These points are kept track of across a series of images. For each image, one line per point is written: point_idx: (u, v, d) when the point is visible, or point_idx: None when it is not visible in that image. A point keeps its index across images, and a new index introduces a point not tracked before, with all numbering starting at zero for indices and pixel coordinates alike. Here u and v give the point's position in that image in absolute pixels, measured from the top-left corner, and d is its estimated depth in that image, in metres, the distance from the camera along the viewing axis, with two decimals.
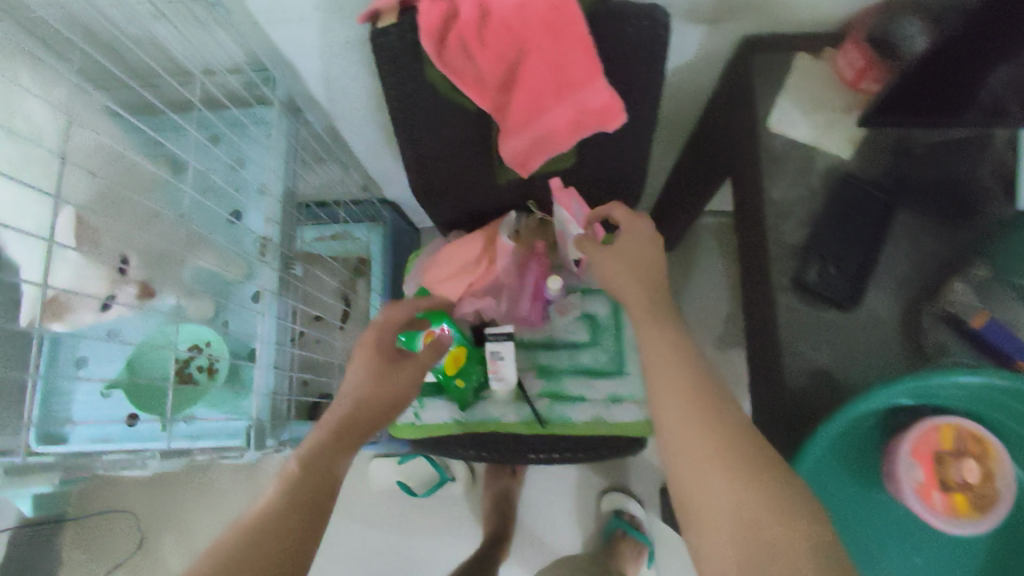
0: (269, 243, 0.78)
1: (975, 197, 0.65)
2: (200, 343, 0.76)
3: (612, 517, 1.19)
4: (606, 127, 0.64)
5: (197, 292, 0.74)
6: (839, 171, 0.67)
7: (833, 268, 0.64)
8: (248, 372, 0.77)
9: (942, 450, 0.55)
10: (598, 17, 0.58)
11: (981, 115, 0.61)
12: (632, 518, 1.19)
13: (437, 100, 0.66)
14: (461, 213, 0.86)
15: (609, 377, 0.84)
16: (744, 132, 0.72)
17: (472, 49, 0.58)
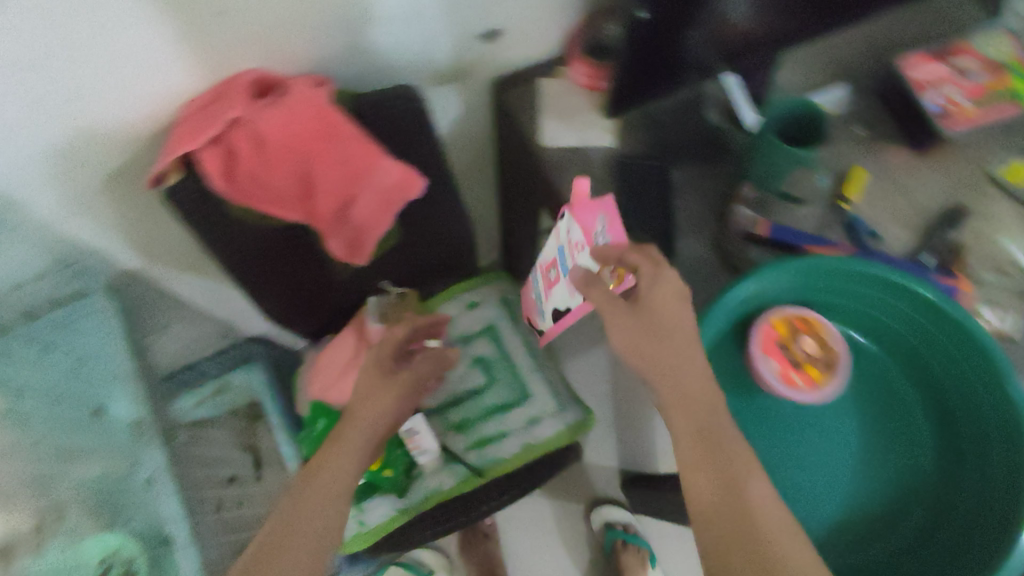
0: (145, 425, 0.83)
1: (720, 137, 0.79)
2: (109, 553, 0.81)
3: (606, 531, 1.22)
4: (410, 196, 0.70)
5: (88, 498, 0.82)
6: (613, 156, 0.78)
7: (641, 235, 0.74)
8: (167, 560, 0.82)
9: (780, 338, 0.67)
10: (360, 111, 0.67)
11: (696, 72, 0.74)
12: (624, 527, 1.23)
13: (250, 230, 0.70)
14: (324, 319, 0.89)
15: (519, 407, 0.88)
16: (525, 154, 0.83)
17: (261, 175, 0.63)
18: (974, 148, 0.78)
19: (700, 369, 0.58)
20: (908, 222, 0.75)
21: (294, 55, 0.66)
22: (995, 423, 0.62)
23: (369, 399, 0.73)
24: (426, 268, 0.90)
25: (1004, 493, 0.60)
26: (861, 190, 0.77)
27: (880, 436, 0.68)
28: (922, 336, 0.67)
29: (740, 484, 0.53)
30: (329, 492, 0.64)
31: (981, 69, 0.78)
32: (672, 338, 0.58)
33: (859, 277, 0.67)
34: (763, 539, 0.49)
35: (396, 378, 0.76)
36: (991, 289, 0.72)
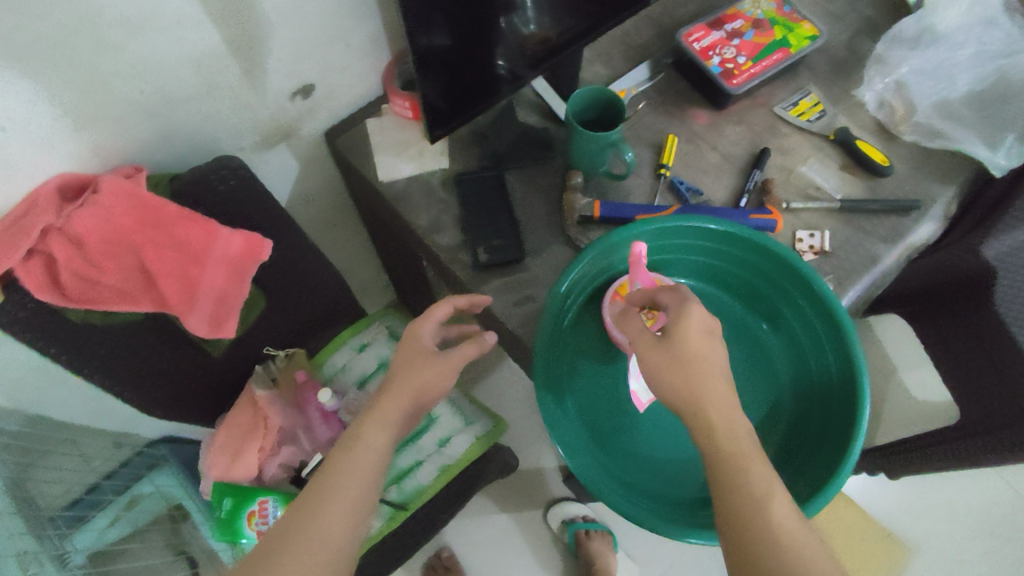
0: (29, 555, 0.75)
1: (543, 136, 0.85)
2: None
3: (567, 527, 1.26)
4: (262, 259, 0.72)
5: None
6: (452, 176, 0.83)
7: (493, 242, 0.79)
8: None
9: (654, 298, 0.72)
10: (184, 191, 0.67)
11: (509, 84, 0.80)
12: (584, 518, 1.27)
13: (100, 333, 0.69)
14: (215, 401, 0.88)
15: (428, 431, 0.89)
16: (372, 192, 0.85)
17: (93, 275, 0.63)
18: (760, 98, 0.88)
19: (716, 369, 0.55)
20: (722, 174, 0.84)
21: (102, 151, 0.66)
22: (825, 331, 0.70)
23: (399, 374, 0.62)
24: (307, 324, 0.90)
25: (842, 392, 0.69)
26: (676, 155, 0.84)
27: (739, 366, 0.75)
28: (754, 269, 0.75)
29: (751, 466, 0.52)
30: (336, 535, 0.55)
31: (750, 29, 0.87)
32: (685, 357, 0.55)
33: (684, 229, 0.74)
34: (772, 521, 0.51)
35: (428, 364, 0.63)
36: (802, 214, 0.80)
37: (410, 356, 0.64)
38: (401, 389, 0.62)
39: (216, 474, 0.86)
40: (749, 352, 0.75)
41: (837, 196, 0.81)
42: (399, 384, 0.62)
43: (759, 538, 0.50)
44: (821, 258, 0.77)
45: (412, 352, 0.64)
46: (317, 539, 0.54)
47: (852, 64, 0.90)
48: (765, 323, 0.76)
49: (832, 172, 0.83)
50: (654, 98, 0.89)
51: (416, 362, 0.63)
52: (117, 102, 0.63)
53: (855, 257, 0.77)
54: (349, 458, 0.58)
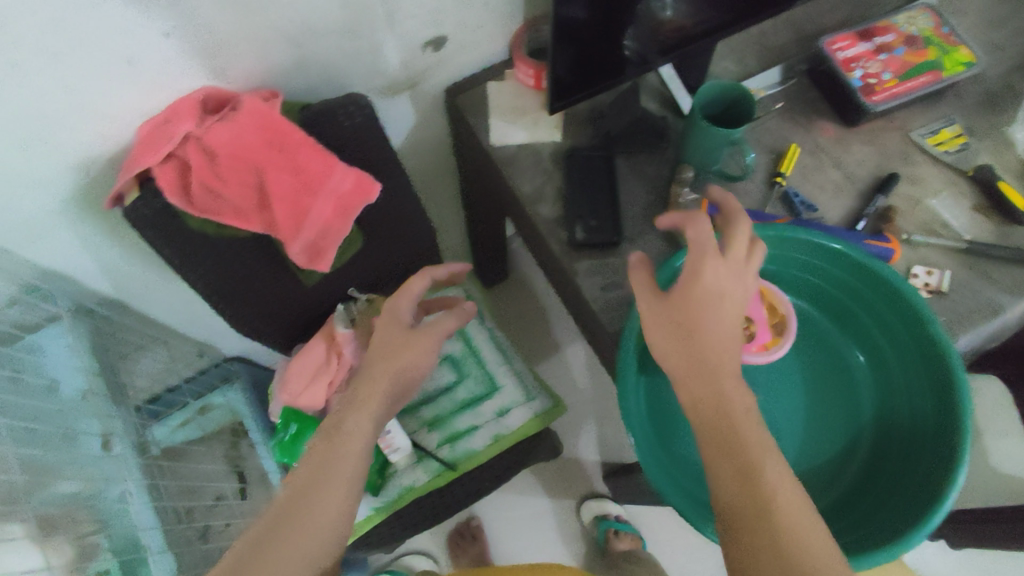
0: (114, 437, 0.82)
1: (660, 125, 0.83)
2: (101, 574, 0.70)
3: (598, 523, 1.25)
4: (368, 201, 0.74)
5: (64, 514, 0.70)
6: (562, 150, 0.82)
7: (591, 221, 0.78)
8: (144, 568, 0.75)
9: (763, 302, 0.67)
10: (312, 120, 0.70)
11: (636, 67, 0.78)
12: (616, 517, 1.26)
13: (211, 244, 0.72)
14: (294, 329, 0.91)
15: (488, 399, 0.89)
16: (480, 153, 0.86)
17: (216, 187, 0.66)
18: (897, 120, 0.83)
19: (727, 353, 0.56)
20: (841, 192, 0.80)
21: (244, 72, 0.69)
22: (924, 371, 0.66)
23: (387, 356, 0.69)
24: (393, 272, 0.93)
25: (937, 435, 0.64)
26: (795, 165, 0.81)
27: (823, 391, 0.71)
28: (859, 295, 0.71)
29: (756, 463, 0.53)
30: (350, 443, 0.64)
31: (902, 45, 0.82)
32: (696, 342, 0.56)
33: (794, 240, 0.70)
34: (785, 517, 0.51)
35: (414, 344, 0.71)
36: (921, 249, 0.76)
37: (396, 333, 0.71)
38: (383, 374, 0.68)
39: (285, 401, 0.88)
40: (839, 379, 0.71)
41: (964, 236, 0.76)
42: (382, 369, 0.69)
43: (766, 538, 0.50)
44: (935, 297, 0.72)
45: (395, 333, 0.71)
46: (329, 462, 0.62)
47: (1007, 100, 0.84)
48: (861, 354, 0.72)
49: (964, 211, 0.78)
50: (783, 103, 0.85)
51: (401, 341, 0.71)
52: (267, 27, 0.65)
53: (973, 303, 0.72)
54: (346, 424, 0.65)
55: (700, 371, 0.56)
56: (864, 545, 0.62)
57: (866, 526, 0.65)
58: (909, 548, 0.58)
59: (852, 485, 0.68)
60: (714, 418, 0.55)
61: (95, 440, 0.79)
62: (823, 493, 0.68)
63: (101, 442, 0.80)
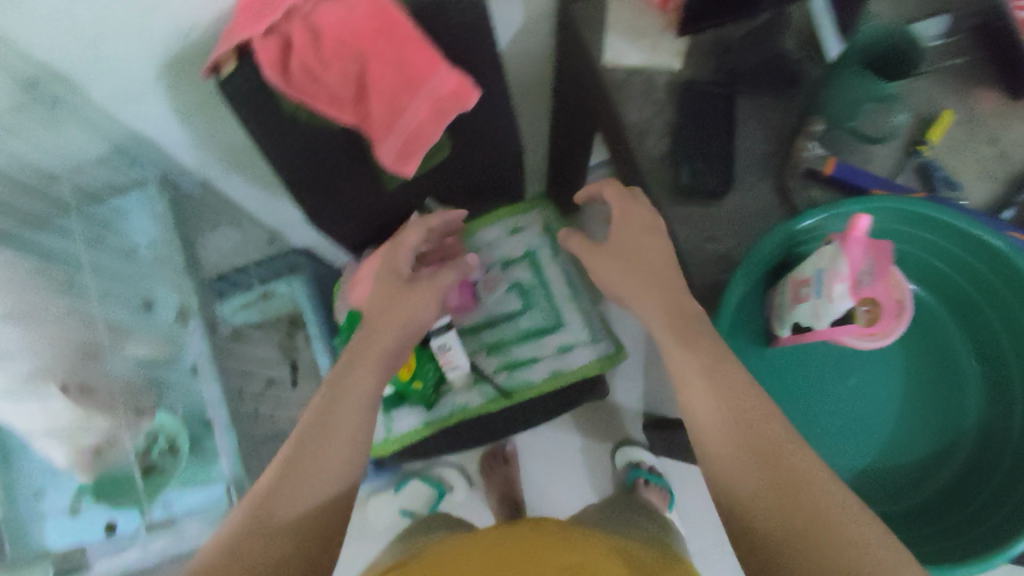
0: (189, 311, 0.82)
1: (795, 69, 0.73)
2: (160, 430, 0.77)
3: (629, 469, 1.24)
4: (465, 108, 0.68)
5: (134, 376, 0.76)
6: (680, 80, 0.74)
7: (701, 164, 0.70)
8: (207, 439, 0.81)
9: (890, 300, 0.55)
10: (421, 10, 0.64)
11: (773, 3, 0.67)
12: (649, 468, 1.24)
13: (300, 130, 0.69)
14: (366, 230, 0.89)
15: (552, 333, 0.87)
16: (588, 73, 0.79)
17: (315, 70, 0.62)
18: None
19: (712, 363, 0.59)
20: (991, 174, 0.70)
21: None
22: None
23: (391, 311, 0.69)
24: (472, 188, 0.88)
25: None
26: (944, 134, 0.71)
27: (925, 387, 0.65)
28: (990, 289, 0.64)
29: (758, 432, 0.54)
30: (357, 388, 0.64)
31: None
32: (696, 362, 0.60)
33: (932, 219, 0.62)
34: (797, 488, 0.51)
35: (412, 292, 0.71)
36: None
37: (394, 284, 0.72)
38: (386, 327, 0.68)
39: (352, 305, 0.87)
40: (945, 377, 0.65)
41: None
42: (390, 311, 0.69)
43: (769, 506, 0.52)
44: None
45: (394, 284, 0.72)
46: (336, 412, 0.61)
47: None
48: (975, 353, 0.65)
49: None
50: (945, 62, 0.74)
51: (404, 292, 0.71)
52: None
53: None
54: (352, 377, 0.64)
55: (705, 380, 0.58)
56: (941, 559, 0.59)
57: (947, 539, 0.61)
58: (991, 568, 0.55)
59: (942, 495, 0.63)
60: (726, 399, 0.56)
61: (169, 311, 0.82)
62: (902, 496, 0.64)
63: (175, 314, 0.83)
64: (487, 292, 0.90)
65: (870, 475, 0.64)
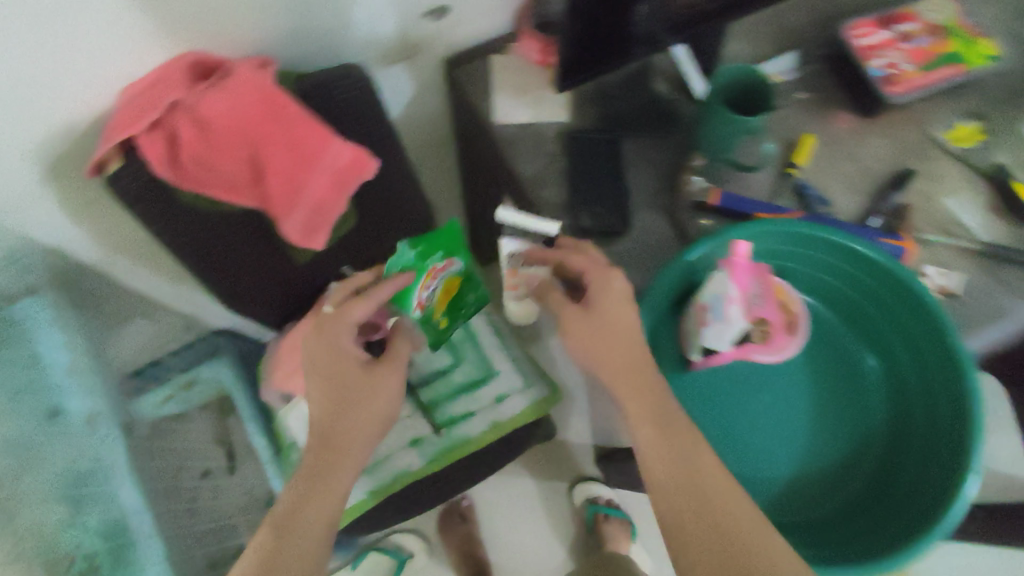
0: (99, 418, 0.85)
1: (667, 108, 0.81)
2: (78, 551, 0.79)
3: (588, 506, 1.25)
4: (364, 176, 0.70)
5: (54, 494, 0.78)
6: (566, 132, 0.79)
7: (597, 208, 0.76)
8: (129, 550, 0.86)
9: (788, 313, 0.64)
10: (310, 90, 0.66)
11: (643, 44, 0.75)
12: (606, 501, 1.26)
13: (200, 218, 0.70)
14: (286, 305, 0.89)
15: (485, 384, 0.88)
16: (479, 132, 0.83)
17: (208, 160, 0.62)
18: (914, 113, 0.80)
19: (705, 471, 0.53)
20: (856, 187, 0.77)
21: (236, 39, 0.65)
22: (943, 389, 0.64)
23: (342, 412, 0.64)
24: (388, 252, 0.90)
25: (940, 478, 0.62)
26: (809, 157, 0.78)
27: (829, 391, 0.69)
28: (889, 307, 0.68)
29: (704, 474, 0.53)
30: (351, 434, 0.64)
31: (924, 35, 0.79)
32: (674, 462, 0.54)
33: (823, 239, 0.68)
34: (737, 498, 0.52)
35: (376, 377, 0.67)
36: (936, 250, 0.74)
37: (356, 369, 0.66)
38: (360, 419, 0.65)
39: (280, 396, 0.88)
40: (851, 380, 0.69)
41: (978, 237, 0.74)
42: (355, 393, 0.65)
43: (800, 559, 0.49)
44: (948, 300, 0.71)
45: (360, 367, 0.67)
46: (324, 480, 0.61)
47: None
48: (872, 358, 0.70)
49: (980, 211, 0.76)
50: (795, 92, 0.82)
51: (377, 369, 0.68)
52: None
53: (987, 308, 0.71)
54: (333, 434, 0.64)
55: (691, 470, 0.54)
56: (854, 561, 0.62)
57: (845, 545, 0.65)
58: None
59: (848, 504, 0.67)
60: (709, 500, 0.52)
61: (85, 418, 0.83)
62: (814, 506, 0.66)
63: (88, 421, 0.84)
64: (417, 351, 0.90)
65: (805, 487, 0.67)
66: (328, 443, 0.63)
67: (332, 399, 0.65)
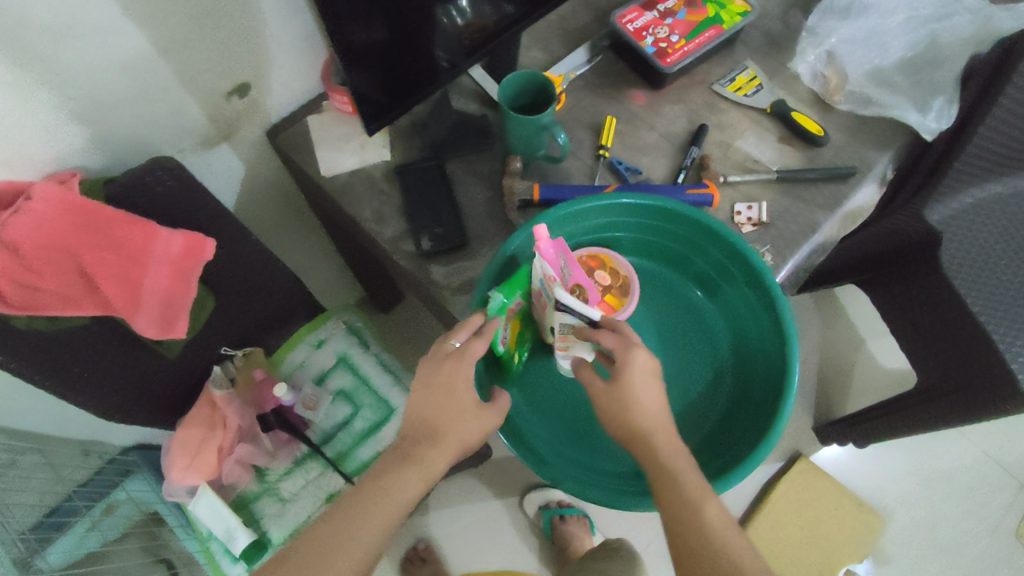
0: None
1: (481, 123, 0.87)
2: None
3: (543, 511, 1.27)
4: (204, 258, 0.74)
5: None
6: (393, 168, 0.84)
7: (436, 230, 0.80)
8: None
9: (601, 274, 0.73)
10: (122, 192, 0.68)
11: (449, 73, 0.81)
12: (559, 502, 1.28)
13: (49, 337, 0.69)
14: (174, 403, 0.89)
15: (386, 422, 0.93)
16: (316, 188, 0.86)
17: (31, 281, 0.63)
18: (695, 75, 0.90)
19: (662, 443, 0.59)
20: (660, 152, 0.85)
21: (35, 161, 0.66)
22: (759, 302, 0.72)
23: (441, 413, 0.62)
24: (262, 324, 0.92)
25: (775, 376, 0.71)
26: (614, 136, 0.85)
27: (670, 332, 0.78)
28: (697, 246, 0.77)
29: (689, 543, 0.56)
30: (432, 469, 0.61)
31: (683, 8, 0.88)
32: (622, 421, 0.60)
33: (625, 205, 0.75)
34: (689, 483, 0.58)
35: (479, 416, 0.63)
36: (740, 187, 0.82)
37: (462, 402, 0.63)
38: (444, 446, 0.62)
39: (188, 490, 0.90)
40: (684, 314, 0.79)
41: (773, 167, 0.83)
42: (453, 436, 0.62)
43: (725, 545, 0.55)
44: (760, 229, 0.79)
45: (468, 407, 0.63)
46: (404, 481, 0.60)
47: (788, 37, 0.91)
48: (699, 290, 0.80)
49: (770, 145, 0.84)
50: (591, 81, 0.90)
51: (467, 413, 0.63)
52: (55, 112, 0.64)
53: (794, 225, 0.79)
54: (453, 428, 0.62)
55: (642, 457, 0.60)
56: (725, 471, 0.69)
57: (719, 458, 0.72)
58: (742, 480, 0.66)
59: (716, 420, 0.74)
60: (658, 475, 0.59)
61: None
62: (689, 432, 0.74)
63: None
64: (312, 411, 0.94)
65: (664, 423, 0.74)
66: (445, 424, 0.62)
67: (432, 397, 0.62)
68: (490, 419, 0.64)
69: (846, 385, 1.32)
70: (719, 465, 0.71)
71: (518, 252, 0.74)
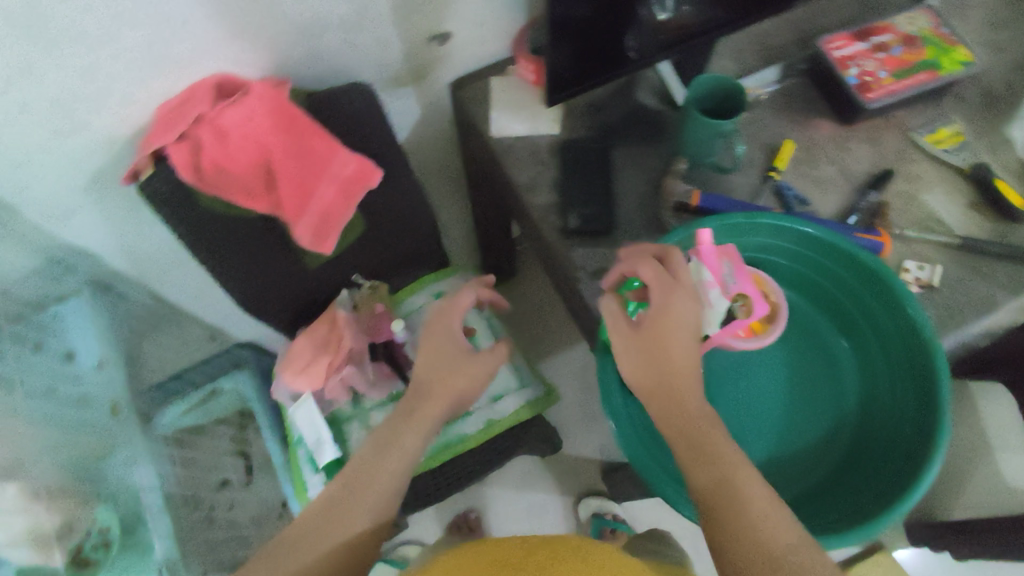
0: (120, 405, 0.91)
1: (655, 118, 0.86)
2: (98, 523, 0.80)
3: (595, 521, 1.25)
4: (368, 187, 0.77)
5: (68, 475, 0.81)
6: (558, 142, 0.85)
7: (586, 210, 0.80)
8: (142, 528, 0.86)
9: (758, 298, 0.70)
10: (317, 104, 0.74)
11: (633, 64, 0.80)
12: (613, 517, 1.26)
13: (222, 223, 0.76)
14: (298, 312, 0.95)
15: None
16: (481, 145, 0.89)
17: (224, 165, 0.69)
18: (893, 119, 0.84)
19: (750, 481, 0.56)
20: (836, 188, 0.80)
21: (258, 62, 0.73)
22: (910, 363, 0.67)
23: (434, 372, 0.73)
24: (394, 261, 0.96)
25: (910, 444, 0.66)
26: (789, 161, 0.82)
27: (802, 371, 0.74)
28: (853, 290, 0.72)
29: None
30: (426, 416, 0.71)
31: (899, 45, 0.83)
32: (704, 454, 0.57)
33: (789, 229, 0.72)
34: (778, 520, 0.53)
35: (466, 365, 0.74)
36: (914, 244, 0.76)
37: (448, 356, 0.74)
38: (439, 395, 0.72)
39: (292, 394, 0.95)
40: (822, 359, 0.74)
41: (957, 231, 0.77)
42: (437, 388, 0.72)
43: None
44: (926, 292, 0.73)
45: (451, 358, 0.74)
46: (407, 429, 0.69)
47: (1008, 101, 0.84)
48: (845, 338, 0.75)
49: (959, 208, 0.78)
50: (779, 101, 0.86)
51: (451, 365, 0.73)
52: (285, 22, 0.70)
53: (968, 297, 0.72)
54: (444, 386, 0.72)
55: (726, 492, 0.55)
56: (832, 531, 0.64)
57: (829, 515, 0.66)
58: (852, 543, 0.60)
59: (829, 475, 0.69)
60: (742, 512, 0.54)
61: (107, 406, 0.90)
62: (792, 481, 0.69)
63: (109, 408, 0.90)
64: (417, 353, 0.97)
65: (776, 462, 0.70)
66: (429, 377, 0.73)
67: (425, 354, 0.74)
68: (473, 368, 0.73)
69: (957, 489, 1.21)
70: (822, 523, 0.66)
71: (670, 249, 0.72)
